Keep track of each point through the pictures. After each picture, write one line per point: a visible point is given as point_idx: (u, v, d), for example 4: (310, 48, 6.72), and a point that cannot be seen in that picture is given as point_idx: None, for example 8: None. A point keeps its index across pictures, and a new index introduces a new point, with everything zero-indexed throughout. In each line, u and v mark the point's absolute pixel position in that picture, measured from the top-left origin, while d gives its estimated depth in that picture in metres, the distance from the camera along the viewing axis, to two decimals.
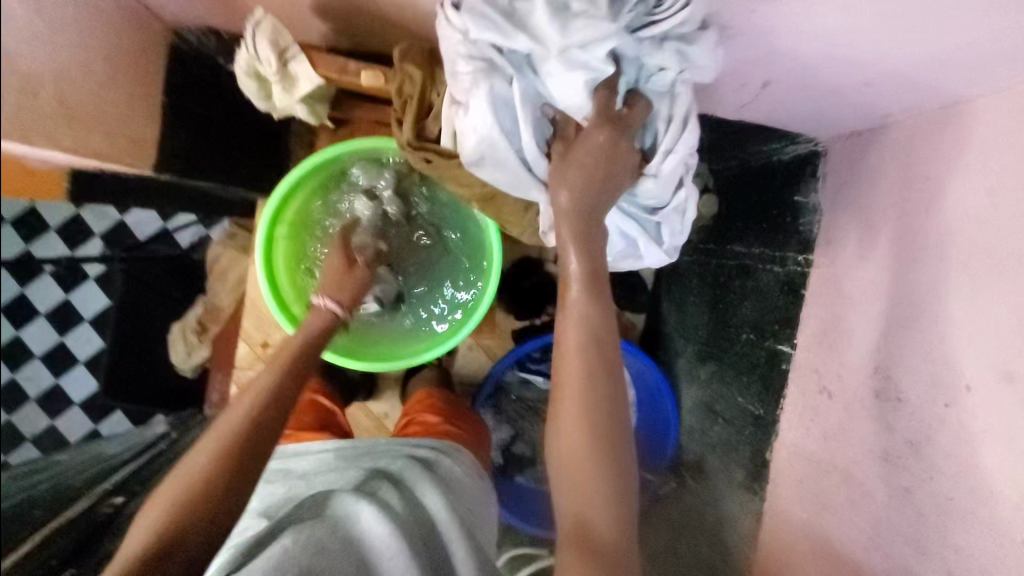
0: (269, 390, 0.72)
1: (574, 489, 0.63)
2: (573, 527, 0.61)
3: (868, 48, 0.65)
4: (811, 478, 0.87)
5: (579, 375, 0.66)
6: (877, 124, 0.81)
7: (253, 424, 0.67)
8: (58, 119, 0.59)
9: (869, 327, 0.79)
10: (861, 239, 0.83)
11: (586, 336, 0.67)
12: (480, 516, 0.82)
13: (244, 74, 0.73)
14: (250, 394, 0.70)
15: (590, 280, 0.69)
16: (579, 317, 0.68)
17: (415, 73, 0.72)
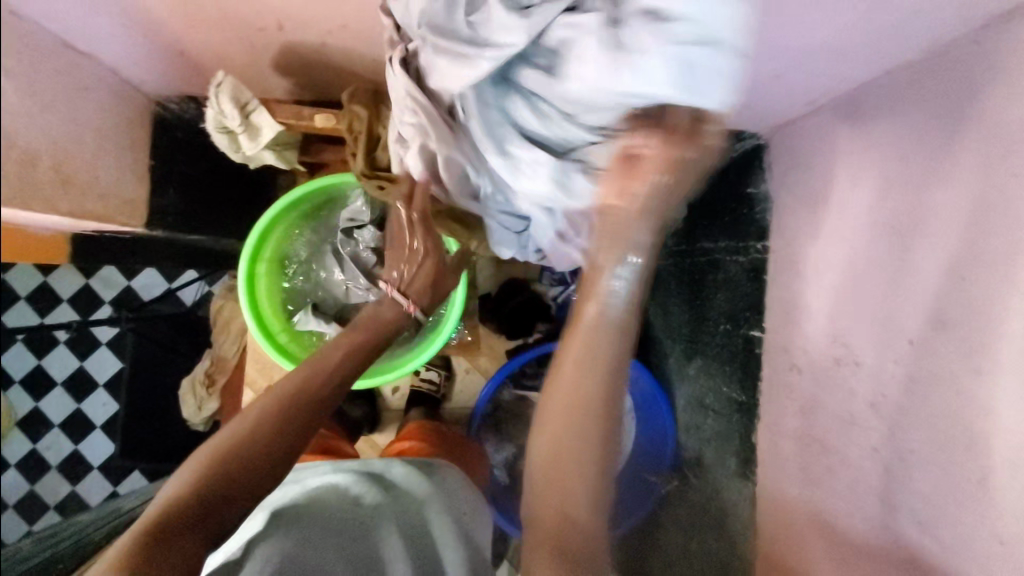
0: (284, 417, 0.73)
1: (556, 483, 0.72)
2: (553, 518, 0.69)
3: (771, 43, 0.72)
4: (795, 454, 0.89)
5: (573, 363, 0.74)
6: (804, 111, 0.87)
7: (261, 448, 0.69)
8: (57, 187, 0.65)
9: (825, 299, 0.83)
10: (807, 220, 0.88)
11: (590, 347, 0.73)
12: (474, 519, 0.87)
13: (215, 131, 0.82)
14: (262, 418, 0.72)
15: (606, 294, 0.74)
16: (591, 328, 0.74)
17: (362, 112, 0.79)
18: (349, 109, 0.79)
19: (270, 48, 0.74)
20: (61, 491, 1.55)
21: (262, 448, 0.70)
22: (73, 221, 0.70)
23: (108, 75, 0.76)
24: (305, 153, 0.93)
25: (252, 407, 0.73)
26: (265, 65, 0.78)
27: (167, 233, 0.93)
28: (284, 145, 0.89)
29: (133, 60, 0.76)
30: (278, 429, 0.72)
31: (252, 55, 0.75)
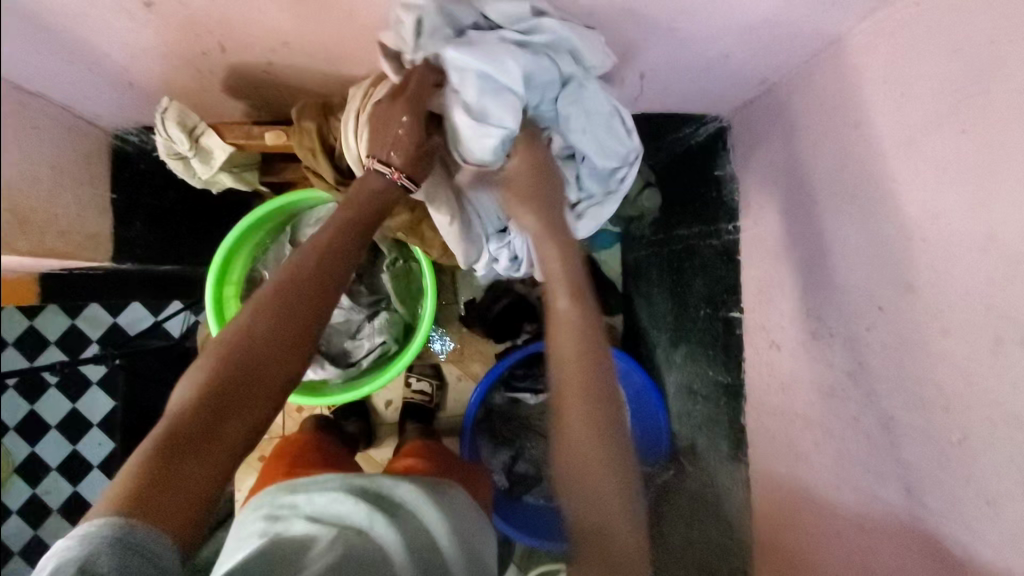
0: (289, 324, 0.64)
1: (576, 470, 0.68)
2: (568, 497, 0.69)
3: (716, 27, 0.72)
4: (782, 432, 0.89)
5: (570, 360, 0.69)
6: (760, 91, 0.88)
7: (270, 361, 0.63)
8: (12, 227, 0.65)
9: (796, 275, 0.83)
10: (773, 197, 0.88)
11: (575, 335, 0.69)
12: (475, 535, 0.84)
13: (168, 157, 0.84)
14: (266, 333, 0.64)
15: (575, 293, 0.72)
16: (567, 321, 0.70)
17: (310, 126, 0.77)
18: (300, 125, 0.78)
19: (217, 71, 0.74)
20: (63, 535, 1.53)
21: (262, 352, 0.64)
22: (37, 259, 0.71)
23: (59, 112, 0.76)
24: (266, 171, 0.93)
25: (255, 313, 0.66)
26: (215, 89, 0.78)
27: (135, 265, 0.92)
28: (242, 166, 0.89)
29: (83, 95, 0.76)
30: (288, 322, 0.66)
31: (201, 79, 0.75)
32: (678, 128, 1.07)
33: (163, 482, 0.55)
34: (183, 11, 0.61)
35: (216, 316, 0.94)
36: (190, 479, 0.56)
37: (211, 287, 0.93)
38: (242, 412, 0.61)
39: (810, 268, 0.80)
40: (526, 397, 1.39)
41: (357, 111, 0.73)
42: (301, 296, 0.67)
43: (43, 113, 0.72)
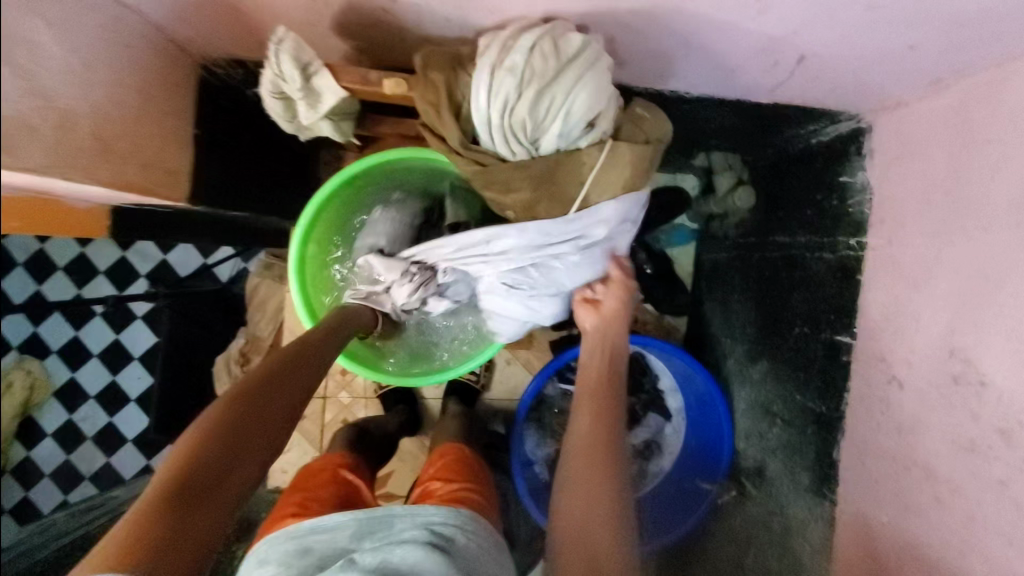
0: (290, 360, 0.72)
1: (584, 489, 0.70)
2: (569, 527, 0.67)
3: (908, 7, 0.59)
4: (891, 479, 0.80)
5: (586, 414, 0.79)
6: (927, 90, 0.75)
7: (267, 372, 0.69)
8: (88, 153, 0.60)
9: (939, 306, 0.73)
10: (921, 215, 0.76)
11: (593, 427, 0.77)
12: None
13: (270, 96, 0.73)
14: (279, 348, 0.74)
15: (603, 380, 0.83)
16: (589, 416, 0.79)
17: (439, 78, 0.68)
18: (427, 77, 0.69)
19: (331, 4, 0.66)
20: (96, 463, 1.52)
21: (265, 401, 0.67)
22: (110, 191, 0.64)
23: (152, 34, 0.71)
24: (360, 125, 0.86)
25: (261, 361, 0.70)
26: (322, 23, 0.70)
27: (209, 211, 0.84)
28: (343, 115, 0.79)
29: (177, 14, 0.70)
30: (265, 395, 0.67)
31: (312, 11, 0.68)
32: (801, 124, 0.96)
33: (200, 490, 0.58)
34: None
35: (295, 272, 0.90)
36: (201, 531, 0.56)
37: (294, 252, 0.89)
38: (232, 469, 0.61)
39: (960, 302, 0.69)
40: None
41: (494, 64, 0.62)
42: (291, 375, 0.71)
43: (135, 32, 0.67)
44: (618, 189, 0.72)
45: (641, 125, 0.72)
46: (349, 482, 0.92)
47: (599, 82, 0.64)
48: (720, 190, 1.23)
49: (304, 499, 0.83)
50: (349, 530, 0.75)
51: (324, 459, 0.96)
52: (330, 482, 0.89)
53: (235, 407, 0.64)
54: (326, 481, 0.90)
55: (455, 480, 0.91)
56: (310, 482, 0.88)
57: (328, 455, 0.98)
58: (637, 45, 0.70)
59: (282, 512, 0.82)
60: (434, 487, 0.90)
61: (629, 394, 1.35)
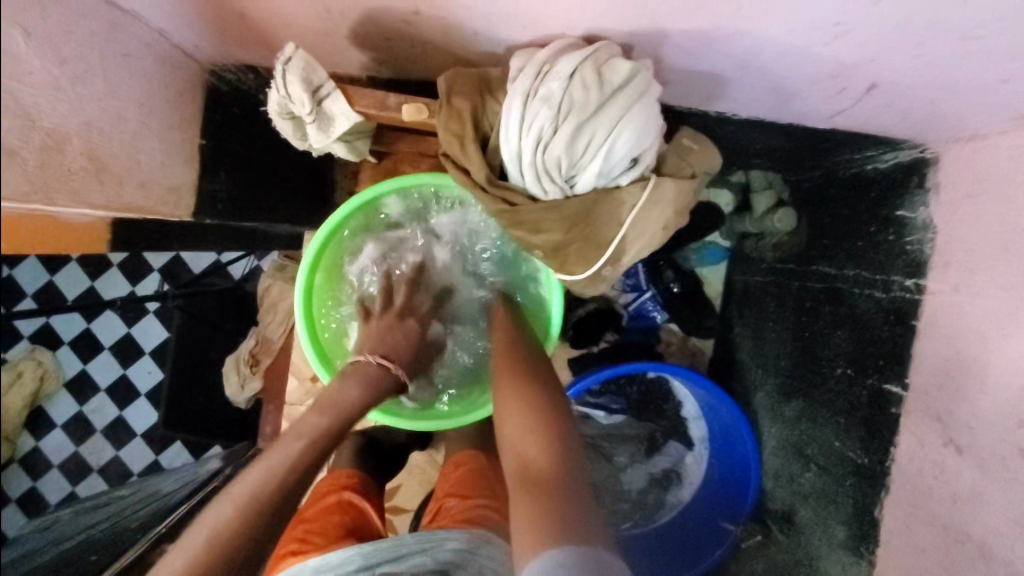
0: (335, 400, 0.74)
1: (516, 435, 0.64)
2: (520, 474, 0.59)
3: (1007, 40, 0.51)
4: (941, 549, 0.73)
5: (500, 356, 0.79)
6: (1012, 125, 0.67)
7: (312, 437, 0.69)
8: (78, 175, 0.55)
9: (1009, 371, 0.65)
10: (996, 264, 0.68)
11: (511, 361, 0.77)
12: None
13: (277, 115, 0.67)
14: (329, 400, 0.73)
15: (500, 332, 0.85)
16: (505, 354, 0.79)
17: (465, 104, 0.62)
18: (451, 104, 0.62)
19: (346, 14, 0.60)
20: (104, 457, 1.49)
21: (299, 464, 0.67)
22: (108, 213, 0.60)
23: (150, 37, 0.65)
24: (377, 141, 0.82)
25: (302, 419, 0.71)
26: (336, 32, 0.64)
27: (215, 223, 0.78)
28: (359, 135, 0.73)
29: (179, 15, 0.64)
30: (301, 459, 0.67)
31: (325, 19, 0.62)
32: (856, 149, 0.88)
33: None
34: None
35: (304, 306, 0.88)
36: None
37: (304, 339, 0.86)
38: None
39: None
40: (598, 414, 1.29)
41: (527, 92, 0.56)
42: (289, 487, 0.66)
43: (132, 38, 0.63)
44: (659, 227, 0.65)
45: (687, 157, 0.65)
46: (357, 507, 0.86)
47: (646, 115, 0.57)
48: (758, 211, 1.15)
49: (308, 532, 0.77)
50: (355, 564, 0.67)
51: (330, 483, 0.89)
52: (337, 509, 0.83)
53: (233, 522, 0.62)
54: (332, 506, 0.83)
55: (470, 497, 0.82)
56: (319, 508, 0.82)
57: (335, 475, 0.92)
58: (686, 66, 0.63)
59: (286, 546, 0.76)
60: (449, 505, 0.82)
61: (648, 420, 1.30)
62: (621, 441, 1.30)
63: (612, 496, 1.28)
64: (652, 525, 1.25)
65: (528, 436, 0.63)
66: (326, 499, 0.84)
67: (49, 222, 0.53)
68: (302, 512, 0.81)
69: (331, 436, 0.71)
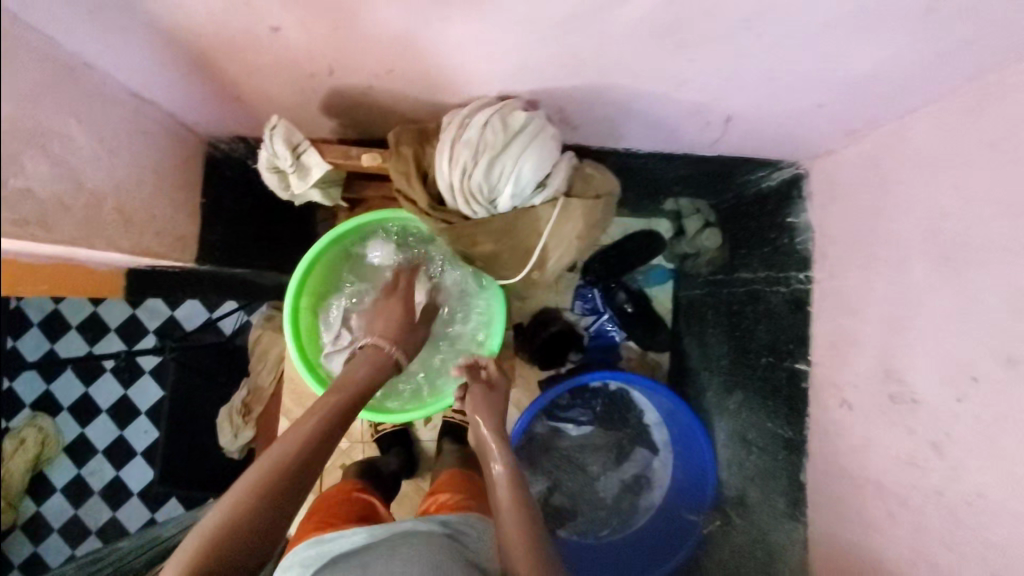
0: (346, 382, 0.85)
1: (505, 534, 0.79)
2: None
3: (813, 76, 0.69)
4: (850, 498, 0.85)
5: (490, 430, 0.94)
6: (848, 140, 0.85)
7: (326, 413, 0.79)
8: (115, 225, 0.69)
9: (874, 334, 0.80)
10: (854, 250, 0.85)
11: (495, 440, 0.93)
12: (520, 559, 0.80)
13: (265, 169, 0.83)
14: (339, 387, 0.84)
15: (486, 391, 0.99)
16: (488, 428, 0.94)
17: (408, 151, 0.79)
18: (399, 152, 0.80)
19: (318, 92, 0.77)
20: (103, 517, 1.54)
21: (316, 439, 0.76)
22: (131, 256, 0.74)
23: (164, 119, 0.82)
24: (348, 190, 0.98)
25: (320, 403, 0.81)
26: (312, 107, 0.82)
27: (213, 269, 0.94)
28: (331, 183, 0.91)
29: (186, 101, 0.81)
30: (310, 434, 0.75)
31: (302, 98, 0.79)
32: (749, 171, 1.05)
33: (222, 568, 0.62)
34: (300, 38, 0.63)
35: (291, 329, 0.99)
36: None
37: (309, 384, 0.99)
38: None
39: (891, 328, 0.77)
40: (568, 427, 1.40)
41: (454, 139, 0.73)
42: (310, 446, 0.74)
43: (150, 120, 0.79)
44: (574, 237, 0.84)
45: (591, 182, 0.82)
46: (365, 501, 1.00)
47: (543, 149, 0.73)
48: (689, 232, 1.31)
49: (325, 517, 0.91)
50: (364, 531, 0.83)
51: (337, 485, 1.03)
52: (346, 501, 0.98)
53: (255, 489, 0.68)
54: (342, 500, 0.98)
55: (462, 492, 1.03)
56: (329, 503, 0.96)
57: (341, 480, 1.06)
58: (587, 114, 0.80)
59: (305, 530, 0.90)
60: (444, 497, 1.02)
61: (615, 429, 1.40)
62: (592, 451, 1.40)
63: (588, 504, 1.37)
64: (630, 530, 1.35)
65: (517, 539, 0.77)
66: (337, 496, 0.99)
67: (72, 267, 0.67)
68: (315, 505, 0.95)
69: (342, 410, 0.81)
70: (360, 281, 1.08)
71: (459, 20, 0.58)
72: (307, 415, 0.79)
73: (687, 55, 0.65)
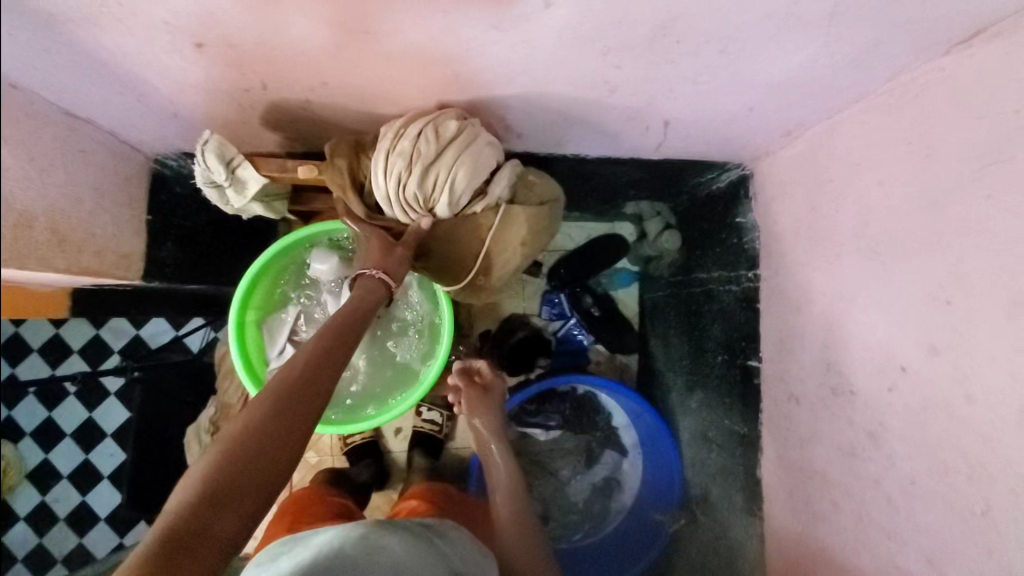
0: (331, 325, 0.75)
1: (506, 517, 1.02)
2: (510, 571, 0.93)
3: (742, 79, 0.71)
4: (801, 490, 0.87)
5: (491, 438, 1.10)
6: (784, 140, 0.87)
7: (308, 359, 0.70)
8: (50, 245, 0.68)
9: (814, 329, 0.83)
10: (795, 247, 0.87)
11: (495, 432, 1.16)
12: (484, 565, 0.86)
13: (202, 185, 0.85)
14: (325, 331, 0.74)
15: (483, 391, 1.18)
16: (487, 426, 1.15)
17: (342, 162, 0.80)
18: (334, 163, 0.80)
19: (257, 106, 0.77)
20: None
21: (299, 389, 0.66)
22: (70, 277, 0.74)
23: (104, 137, 0.81)
24: (297, 202, 0.98)
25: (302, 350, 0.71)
26: (254, 121, 0.82)
27: (163, 284, 0.95)
28: (274, 196, 0.93)
29: (126, 118, 0.80)
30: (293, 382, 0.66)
31: (242, 112, 0.79)
32: (698, 173, 1.06)
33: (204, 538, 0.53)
34: (231, 53, 0.64)
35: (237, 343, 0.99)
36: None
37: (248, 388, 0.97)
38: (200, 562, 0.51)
39: (829, 322, 0.79)
40: (537, 432, 1.40)
41: (388, 150, 0.74)
42: (295, 397, 0.65)
43: (89, 138, 0.78)
44: (517, 243, 0.87)
45: (533, 189, 0.86)
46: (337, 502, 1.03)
47: (477, 157, 0.75)
48: (650, 234, 1.33)
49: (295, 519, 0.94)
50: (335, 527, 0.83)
51: (307, 489, 1.05)
52: (317, 502, 1.01)
53: (233, 451, 0.59)
54: (314, 502, 1.01)
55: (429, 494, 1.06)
56: (299, 505, 0.99)
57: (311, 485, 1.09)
58: (529, 121, 0.82)
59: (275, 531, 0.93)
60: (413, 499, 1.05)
61: (584, 432, 1.40)
62: (561, 455, 1.40)
63: (560, 509, 1.36)
64: (602, 534, 1.33)
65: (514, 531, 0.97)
66: (309, 497, 1.02)
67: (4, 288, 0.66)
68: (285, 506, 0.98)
69: (329, 355, 0.72)
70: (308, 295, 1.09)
71: (386, 32, 0.59)
72: (290, 363, 0.69)
73: (614, 62, 0.66)
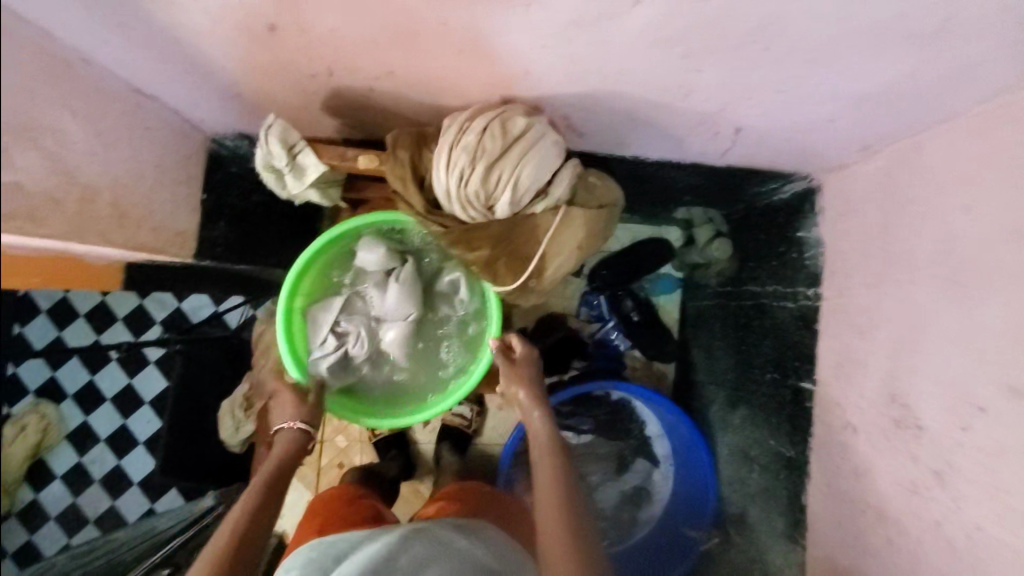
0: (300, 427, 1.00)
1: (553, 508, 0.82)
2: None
3: (824, 90, 0.67)
4: (850, 523, 0.82)
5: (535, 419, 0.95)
6: (860, 155, 0.82)
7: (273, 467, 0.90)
8: (110, 219, 0.69)
9: (879, 357, 0.78)
10: (863, 269, 0.82)
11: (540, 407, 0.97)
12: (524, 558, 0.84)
13: (262, 169, 0.83)
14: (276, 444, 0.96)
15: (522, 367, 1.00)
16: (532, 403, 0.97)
17: (404, 153, 0.78)
18: (395, 155, 0.79)
19: (319, 92, 0.76)
20: None
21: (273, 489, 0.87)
22: (123, 252, 0.74)
23: (166, 115, 0.82)
24: (350, 190, 0.97)
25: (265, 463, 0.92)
26: (313, 106, 0.81)
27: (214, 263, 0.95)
28: (330, 182, 0.91)
29: (188, 97, 0.81)
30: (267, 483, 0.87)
31: (301, 98, 0.78)
32: (759, 183, 1.02)
33: None
34: (297, 39, 0.63)
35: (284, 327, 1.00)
36: None
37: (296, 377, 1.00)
38: None
39: (897, 351, 0.74)
40: (569, 435, 1.37)
41: (451, 145, 0.72)
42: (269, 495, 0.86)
43: (153, 116, 0.79)
44: (574, 246, 0.84)
45: (593, 191, 0.83)
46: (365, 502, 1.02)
47: (541, 157, 0.73)
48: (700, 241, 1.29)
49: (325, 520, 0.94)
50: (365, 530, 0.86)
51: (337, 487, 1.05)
52: (345, 501, 1.00)
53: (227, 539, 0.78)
54: (343, 502, 1.00)
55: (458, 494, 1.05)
56: (329, 504, 0.99)
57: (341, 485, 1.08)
58: (591, 121, 0.79)
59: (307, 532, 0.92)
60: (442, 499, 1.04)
61: (618, 438, 1.38)
62: (593, 460, 1.38)
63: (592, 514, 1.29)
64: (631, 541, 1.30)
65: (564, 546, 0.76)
66: (336, 496, 1.01)
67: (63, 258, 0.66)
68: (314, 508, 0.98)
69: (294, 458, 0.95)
70: (354, 284, 1.07)
71: (455, 24, 0.57)
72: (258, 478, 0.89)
73: (688, 66, 0.63)
